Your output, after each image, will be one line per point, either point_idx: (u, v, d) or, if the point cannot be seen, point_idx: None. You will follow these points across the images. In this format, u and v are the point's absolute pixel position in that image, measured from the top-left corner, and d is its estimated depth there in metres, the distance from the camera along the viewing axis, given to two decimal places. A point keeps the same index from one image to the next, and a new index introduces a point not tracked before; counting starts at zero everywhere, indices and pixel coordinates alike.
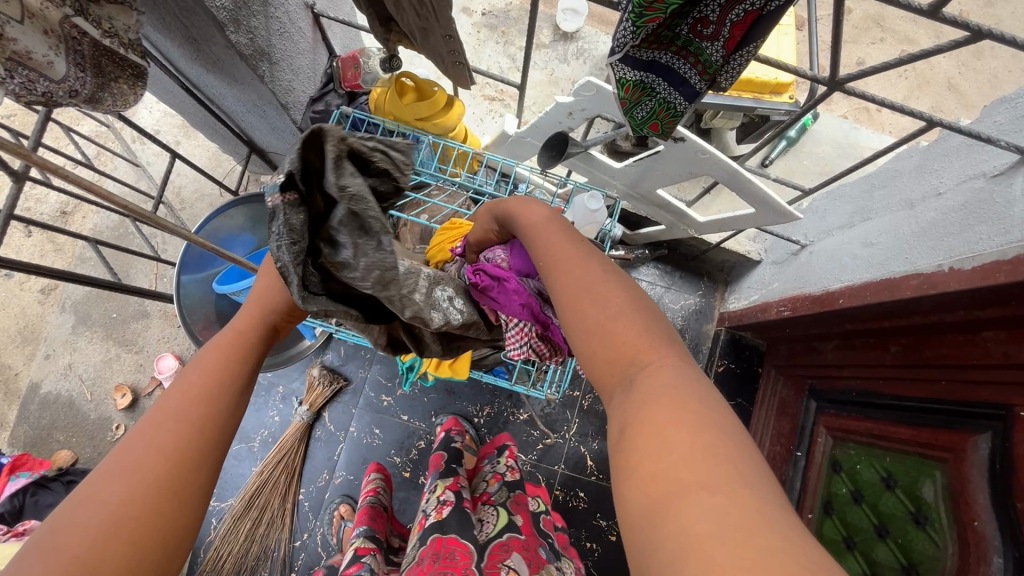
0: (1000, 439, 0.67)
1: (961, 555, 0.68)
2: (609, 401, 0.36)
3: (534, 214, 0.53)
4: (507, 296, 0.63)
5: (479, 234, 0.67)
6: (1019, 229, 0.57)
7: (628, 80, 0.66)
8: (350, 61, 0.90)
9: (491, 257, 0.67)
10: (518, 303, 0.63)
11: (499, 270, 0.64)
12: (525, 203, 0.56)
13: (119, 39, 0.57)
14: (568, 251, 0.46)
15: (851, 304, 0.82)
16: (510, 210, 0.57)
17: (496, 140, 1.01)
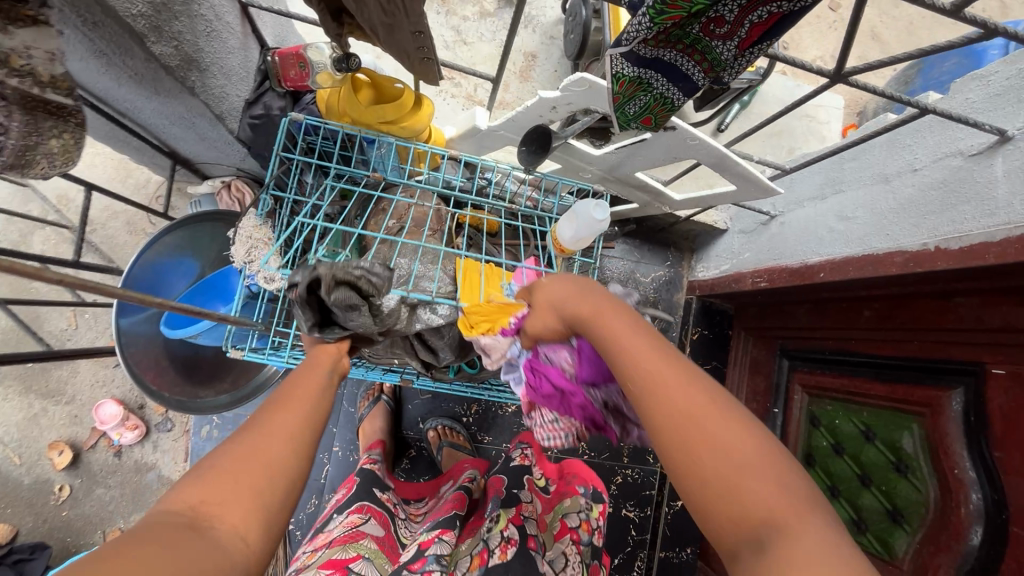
0: (973, 394, 0.74)
1: (942, 498, 0.76)
2: (743, 560, 0.37)
3: (621, 322, 0.50)
4: (569, 404, 0.73)
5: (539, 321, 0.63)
6: (1004, 211, 0.61)
7: (625, 75, 0.61)
8: (292, 59, 0.77)
9: (554, 361, 0.71)
10: (581, 410, 0.73)
11: (569, 387, 0.70)
12: (603, 307, 0.53)
13: (35, 78, 0.46)
14: (672, 380, 0.44)
15: (833, 278, 0.85)
16: (587, 312, 0.53)
17: (463, 134, 0.93)
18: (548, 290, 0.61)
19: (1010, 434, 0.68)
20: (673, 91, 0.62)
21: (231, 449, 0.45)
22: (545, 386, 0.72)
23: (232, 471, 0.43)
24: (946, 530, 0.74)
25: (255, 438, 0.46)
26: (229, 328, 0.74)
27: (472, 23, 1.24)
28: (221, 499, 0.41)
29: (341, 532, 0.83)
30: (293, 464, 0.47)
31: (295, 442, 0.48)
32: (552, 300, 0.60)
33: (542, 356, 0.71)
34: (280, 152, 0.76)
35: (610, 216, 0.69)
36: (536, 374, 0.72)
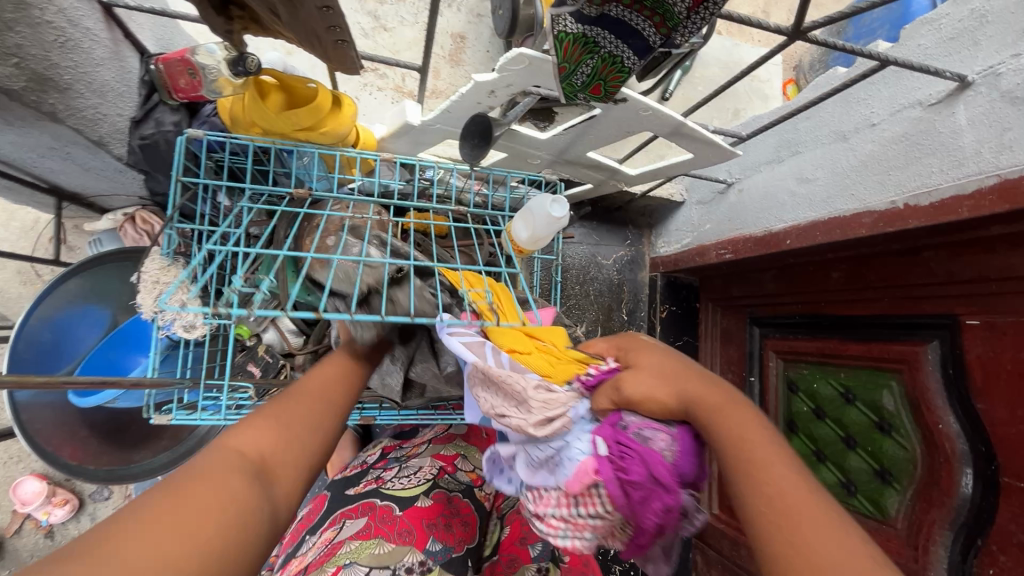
0: (948, 347, 0.73)
1: (929, 454, 0.75)
2: None
3: (748, 428, 0.45)
4: (643, 504, 0.49)
5: (629, 380, 0.52)
6: (973, 161, 0.58)
7: (569, 34, 0.56)
8: (179, 65, 0.65)
9: (650, 439, 0.51)
10: (652, 518, 0.49)
11: (667, 476, 0.48)
12: (728, 403, 0.47)
13: None
14: (818, 519, 0.37)
15: (800, 245, 0.82)
16: (706, 403, 0.48)
17: (396, 132, 0.84)
18: (654, 361, 0.54)
19: (991, 384, 0.67)
20: (624, 50, 0.58)
21: (279, 416, 0.47)
22: (632, 467, 0.49)
23: (280, 432, 0.45)
24: (936, 486, 0.74)
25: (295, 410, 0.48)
26: (149, 391, 0.64)
27: (391, 7, 1.13)
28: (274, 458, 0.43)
29: (318, 555, 0.78)
30: (323, 436, 0.48)
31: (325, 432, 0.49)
32: (655, 373, 0.53)
33: (633, 427, 0.51)
34: (179, 178, 0.65)
35: (569, 211, 0.63)
36: (619, 448, 0.50)
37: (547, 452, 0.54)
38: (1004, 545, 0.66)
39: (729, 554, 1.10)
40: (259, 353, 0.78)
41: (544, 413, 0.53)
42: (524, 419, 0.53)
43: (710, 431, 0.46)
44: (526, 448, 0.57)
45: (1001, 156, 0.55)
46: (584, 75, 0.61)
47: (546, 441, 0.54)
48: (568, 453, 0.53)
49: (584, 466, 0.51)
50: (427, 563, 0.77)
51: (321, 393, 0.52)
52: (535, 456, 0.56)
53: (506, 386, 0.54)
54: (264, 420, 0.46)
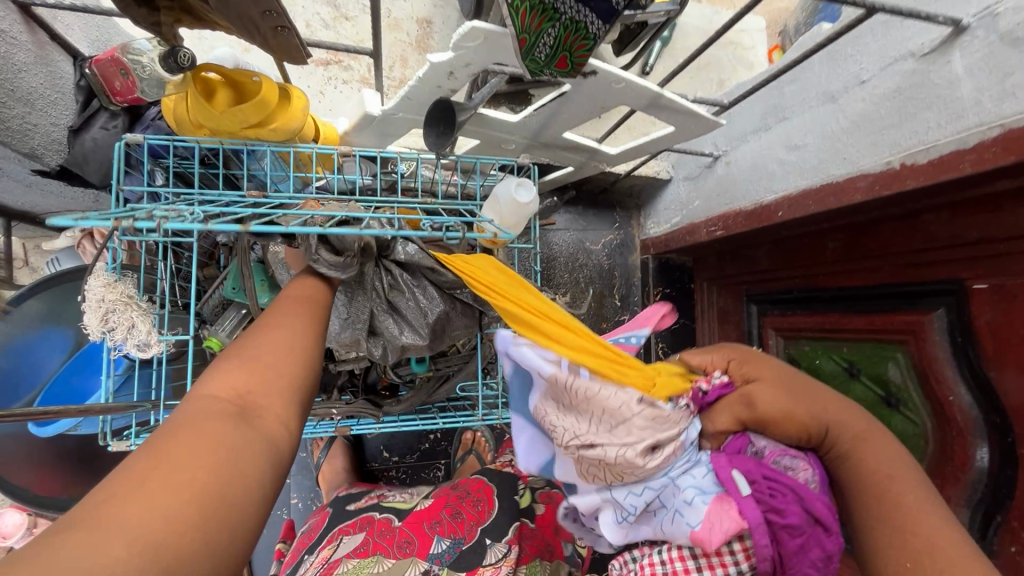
0: (956, 314, 0.68)
1: (940, 428, 0.71)
2: None
3: (884, 460, 0.44)
4: (800, 554, 0.43)
5: (763, 397, 0.47)
6: (973, 112, 0.53)
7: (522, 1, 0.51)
8: (112, 65, 0.61)
9: (790, 469, 0.46)
10: (809, 571, 0.43)
11: (827, 514, 0.43)
12: (864, 430, 0.46)
13: None
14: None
15: (793, 216, 0.77)
16: (847, 424, 0.46)
17: (358, 125, 0.79)
18: (780, 374, 0.49)
19: (1003, 352, 0.63)
20: (586, 14, 0.55)
21: (242, 352, 0.43)
22: (787, 506, 0.43)
23: (254, 370, 0.41)
24: (950, 462, 0.70)
25: (262, 342, 0.44)
26: (104, 417, 0.60)
27: None
28: (261, 390, 0.40)
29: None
30: (309, 358, 0.45)
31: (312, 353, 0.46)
32: (787, 387, 0.47)
33: (768, 456, 0.47)
34: (119, 187, 0.62)
35: (536, 194, 0.59)
36: (767, 484, 0.44)
37: (647, 497, 0.48)
38: None
39: None
40: None
41: (648, 435, 0.47)
42: (622, 446, 0.47)
43: (846, 459, 0.45)
44: (614, 496, 0.51)
45: (1004, 104, 0.50)
46: (547, 50, 0.56)
47: (649, 481, 0.48)
48: (679, 501, 0.46)
49: (713, 514, 0.44)
50: (432, 569, 0.74)
51: (293, 315, 0.48)
52: (631, 507, 0.49)
53: (592, 409, 0.50)
54: (228, 361, 0.41)
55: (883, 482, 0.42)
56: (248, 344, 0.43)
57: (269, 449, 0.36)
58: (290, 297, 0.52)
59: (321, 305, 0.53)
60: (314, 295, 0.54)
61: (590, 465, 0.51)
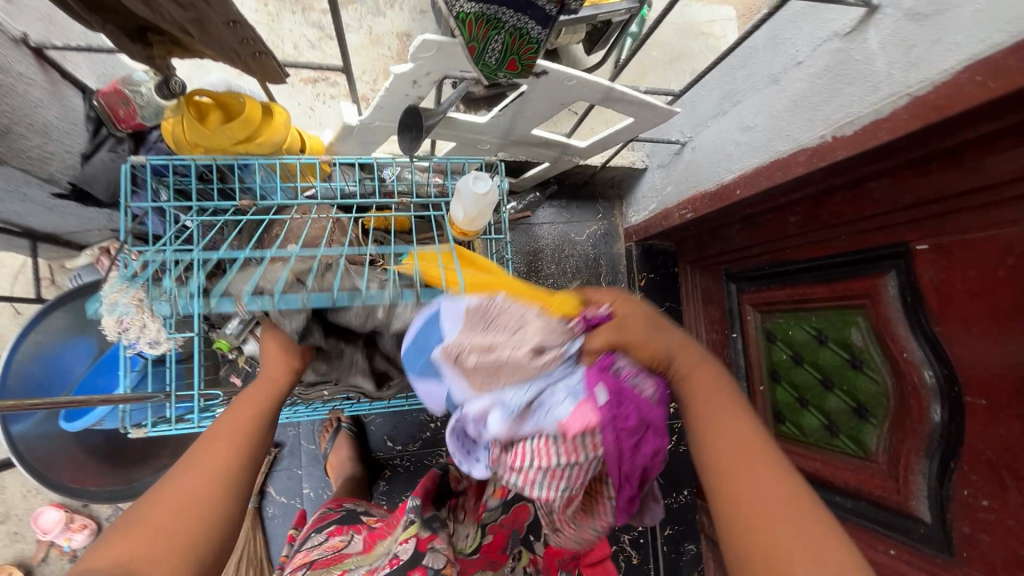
0: (904, 275, 0.72)
1: (898, 384, 0.75)
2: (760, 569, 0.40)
3: (716, 394, 0.51)
4: (635, 452, 0.48)
5: (633, 324, 0.51)
6: (887, 84, 0.58)
7: (468, 13, 0.57)
8: (115, 96, 0.70)
9: (638, 387, 0.48)
10: (637, 465, 0.49)
11: (656, 420, 0.48)
12: (701, 364, 0.53)
13: None
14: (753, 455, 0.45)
15: (749, 193, 0.82)
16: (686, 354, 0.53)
17: (340, 136, 0.86)
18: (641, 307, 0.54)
19: (946, 307, 0.66)
20: (526, 22, 0.60)
21: (150, 506, 0.44)
22: (631, 414, 0.46)
23: (149, 532, 0.42)
24: (909, 415, 0.73)
25: (197, 474, 0.46)
26: (123, 409, 0.67)
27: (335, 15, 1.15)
28: (151, 554, 0.41)
29: (322, 555, 0.76)
30: (226, 502, 0.46)
31: (228, 496, 0.47)
32: (647, 319, 0.53)
33: (626, 375, 0.48)
34: (127, 204, 0.69)
35: (492, 183, 0.65)
36: (618, 396, 0.46)
37: (527, 394, 0.45)
38: (973, 464, 0.64)
39: None
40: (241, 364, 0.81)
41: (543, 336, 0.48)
42: (518, 346, 0.47)
43: (687, 391, 0.51)
44: (501, 395, 0.46)
45: (910, 74, 0.56)
46: (496, 52, 0.63)
47: (539, 381, 0.46)
48: (552, 401, 0.45)
49: (578, 410, 0.44)
50: (410, 517, 0.78)
51: (224, 446, 0.50)
52: (514, 405, 0.45)
53: (500, 319, 0.49)
54: (136, 525, 0.42)
55: (710, 415, 0.49)
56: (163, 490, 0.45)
57: None
58: (227, 422, 0.52)
59: (256, 434, 0.53)
60: (250, 422, 0.53)
61: (473, 372, 0.46)
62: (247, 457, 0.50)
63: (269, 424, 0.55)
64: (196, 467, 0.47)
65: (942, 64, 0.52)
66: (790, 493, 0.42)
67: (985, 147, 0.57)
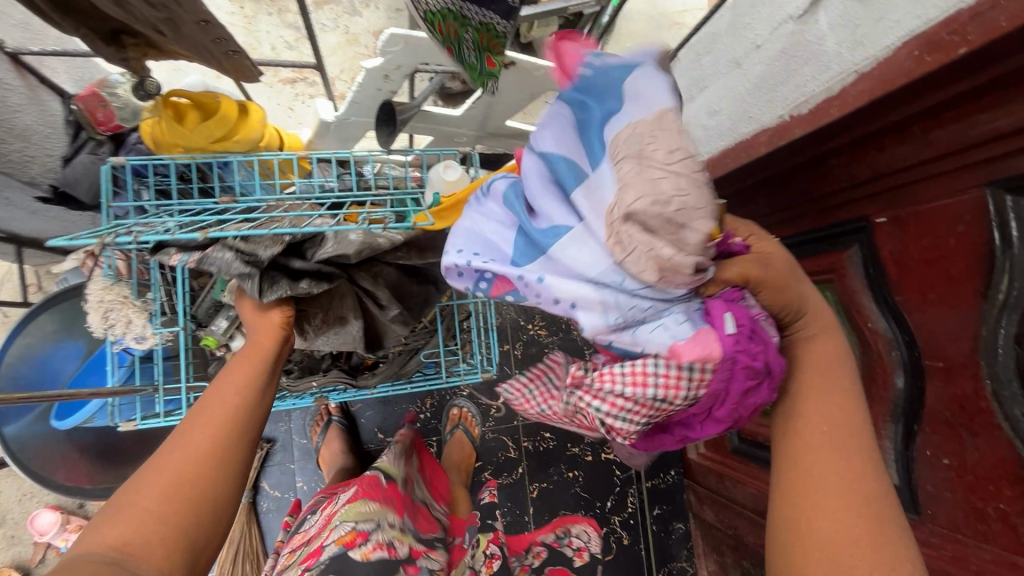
0: (867, 248, 0.74)
1: (864, 353, 0.78)
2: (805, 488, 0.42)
3: (828, 377, 0.47)
4: (744, 397, 0.42)
5: (777, 263, 0.44)
6: (837, 62, 0.61)
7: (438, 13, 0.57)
8: (92, 99, 0.71)
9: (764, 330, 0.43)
10: (738, 410, 0.43)
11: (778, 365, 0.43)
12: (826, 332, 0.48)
13: None
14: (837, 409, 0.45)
15: (718, 174, 0.85)
16: (818, 320, 0.48)
17: (318, 132, 0.88)
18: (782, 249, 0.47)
19: (903, 276, 0.69)
20: (491, 16, 0.63)
21: (138, 483, 0.45)
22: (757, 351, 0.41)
23: (140, 513, 0.43)
24: (875, 382, 0.76)
25: (172, 469, 0.46)
26: (112, 404, 0.69)
27: (311, 15, 1.16)
28: (146, 533, 0.42)
29: (316, 529, 0.77)
30: (220, 476, 0.48)
31: (220, 468, 0.49)
32: (789, 262, 0.46)
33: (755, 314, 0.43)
34: (108, 206, 0.71)
35: (461, 171, 0.70)
36: (750, 329, 0.41)
37: (643, 310, 0.39)
38: (934, 425, 0.67)
39: (716, 487, 1.13)
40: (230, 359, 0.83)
41: (702, 250, 0.37)
42: (680, 250, 0.36)
43: (802, 350, 0.47)
44: (614, 296, 0.39)
45: (857, 52, 0.58)
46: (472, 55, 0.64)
47: (667, 298, 0.40)
48: (665, 321, 0.40)
49: (698, 337, 0.39)
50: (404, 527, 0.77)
51: (210, 417, 0.52)
52: (622, 314, 0.39)
53: (681, 180, 0.34)
54: (131, 501, 0.44)
55: (812, 399, 0.45)
56: (160, 460, 0.47)
57: None
58: (215, 393, 0.55)
59: (249, 401, 0.55)
60: (242, 387, 0.56)
61: (618, 233, 0.36)
62: (238, 425, 0.53)
63: (261, 389, 0.58)
64: (170, 463, 0.47)
65: (885, 41, 0.54)
66: (875, 514, 0.40)
67: (931, 121, 0.60)
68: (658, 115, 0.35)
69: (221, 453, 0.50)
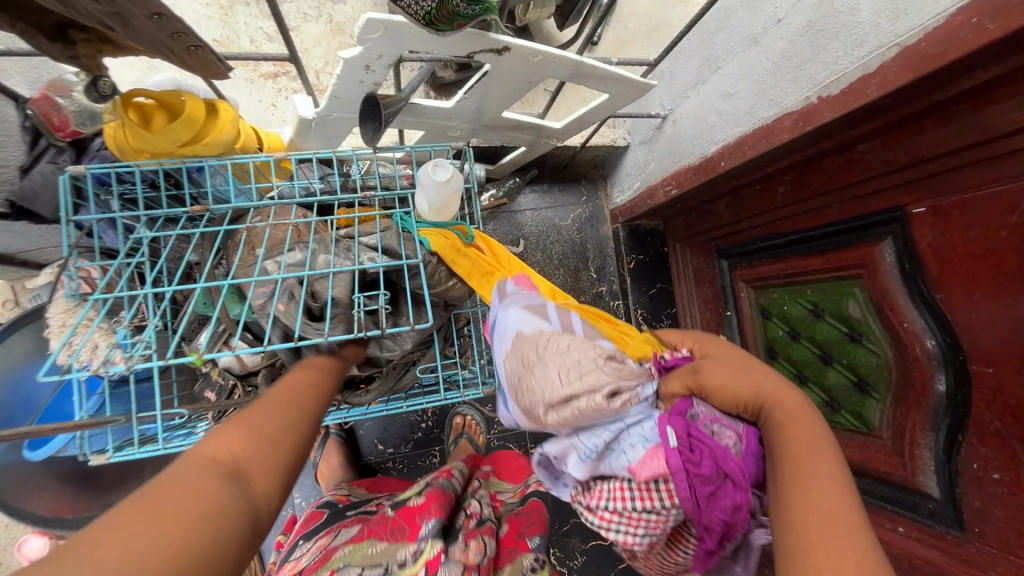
0: (902, 241, 0.68)
1: (899, 355, 0.71)
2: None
3: (814, 457, 0.43)
4: (712, 501, 0.44)
5: (711, 368, 0.50)
6: (874, 35, 0.54)
7: None
8: (46, 102, 0.65)
9: (717, 435, 0.47)
10: (718, 515, 0.44)
11: (735, 469, 0.44)
12: (801, 410, 0.46)
13: None
14: (828, 490, 0.40)
15: (734, 163, 0.78)
16: (780, 405, 0.47)
17: (299, 131, 0.82)
18: (732, 356, 0.52)
19: (945, 271, 0.62)
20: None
21: (244, 419, 0.46)
22: (704, 460, 0.44)
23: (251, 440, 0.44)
24: (912, 388, 0.70)
25: (271, 412, 0.48)
26: (81, 435, 0.64)
27: (292, 4, 1.09)
28: (256, 457, 0.43)
29: (311, 561, 0.72)
30: (304, 435, 0.49)
31: (306, 422, 0.50)
32: (730, 365, 0.51)
33: (701, 421, 0.47)
34: (69, 217, 0.64)
35: (453, 169, 0.64)
36: (690, 439, 0.45)
37: (604, 438, 0.49)
38: (983, 436, 0.61)
39: None
40: (215, 379, 0.78)
41: (608, 381, 0.51)
42: (590, 392, 0.50)
43: (773, 436, 0.46)
44: (580, 441, 0.51)
45: (898, 22, 0.51)
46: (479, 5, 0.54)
47: (620, 424, 0.50)
48: (626, 444, 0.49)
49: (649, 455, 0.46)
50: (422, 547, 0.70)
51: (298, 384, 0.54)
52: (590, 449, 0.50)
53: (556, 362, 0.54)
54: (233, 428, 0.44)
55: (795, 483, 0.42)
56: (263, 403, 0.49)
57: (250, 515, 0.38)
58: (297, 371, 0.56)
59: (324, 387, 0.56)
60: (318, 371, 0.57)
61: (553, 411, 0.52)
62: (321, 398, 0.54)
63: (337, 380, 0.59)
64: (267, 408, 0.48)
65: (934, 8, 0.47)
66: None
67: (980, 98, 0.53)
68: (520, 337, 0.59)
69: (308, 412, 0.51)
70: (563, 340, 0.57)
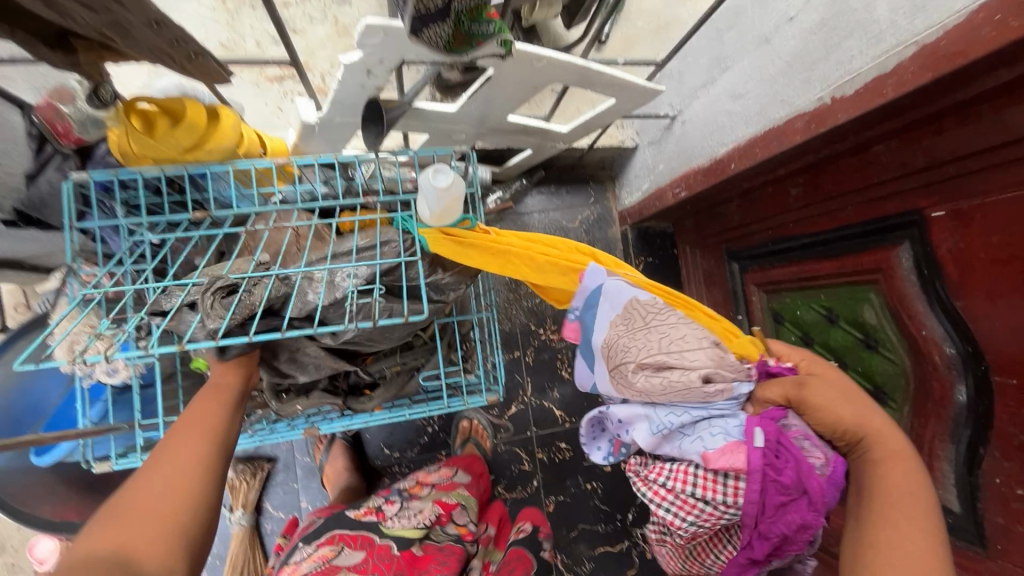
0: (920, 245, 0.65)
1: (917, 363, 0.68)
2: None
3: (907, 506, 0.45)
4: (779, 511, 0.49)
5: (817, 386, 0.51)
6: (890, 33, 0.51)
7: None
8: (49, 110, 0.65)
9: (806, 451, 0.50)
10: (778, 528, 0.49)
11: (816, 490, 0.48)
12: (901, 455, 0.47)
13: None
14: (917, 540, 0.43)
15: (744, 166, 0.76)
16: (884, 444, 0.48)
17: (303, 134, 0.81)
18: (840, 380, 0.53)
19: (967, 277, 0.60)
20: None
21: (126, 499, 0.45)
22: (784, 470, 0.48)
23: (128, 522, 0.43)
24: (930, 397, 0.67)
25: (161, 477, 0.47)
26: (84, 443, 0.64)
27: (297, 7, 1.08)
28: (142, 534, 0.43)
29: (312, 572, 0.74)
30: (198, 489, 0.48)
31: (202, 476, 0.49)
32: (839, 390, 0.51)
33: (793, 435, 0.51)
34: (72, 224, 0.64)
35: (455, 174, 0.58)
36: (778, 446, 0.49)
37: (683, 418, 0.53)
38: (1006, 449, 0.58)
39: None
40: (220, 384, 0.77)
41: (707, 366, 0.52)
42: (686, 370, 0.53)
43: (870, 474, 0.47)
44: (655, 412, 0.55)
45: (916, 19, 0.49)
46: (490, 24, 0.55)
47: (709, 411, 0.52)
48: (703, 432, 0.52)
49: (728, 449, 0.50)
50: None
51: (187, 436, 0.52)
52: (663, 424, 0.54)
53: (663, 332, 0.56)
54: (116, 516, 0.44)
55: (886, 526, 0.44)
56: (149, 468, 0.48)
57: None
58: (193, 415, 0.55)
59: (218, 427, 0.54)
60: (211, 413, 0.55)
61: (644, 379, 0.54)
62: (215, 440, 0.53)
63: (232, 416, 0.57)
64: (158, 471, 0.48)
65: (954, 4, 0.45)
66: None
67: (1004, 97, 0.51)
68: (632, 299, 0.59)
69: (201, 462, 0.50)
70: (671, 317, 0.57)
